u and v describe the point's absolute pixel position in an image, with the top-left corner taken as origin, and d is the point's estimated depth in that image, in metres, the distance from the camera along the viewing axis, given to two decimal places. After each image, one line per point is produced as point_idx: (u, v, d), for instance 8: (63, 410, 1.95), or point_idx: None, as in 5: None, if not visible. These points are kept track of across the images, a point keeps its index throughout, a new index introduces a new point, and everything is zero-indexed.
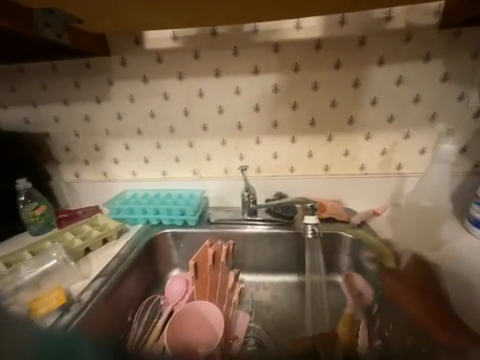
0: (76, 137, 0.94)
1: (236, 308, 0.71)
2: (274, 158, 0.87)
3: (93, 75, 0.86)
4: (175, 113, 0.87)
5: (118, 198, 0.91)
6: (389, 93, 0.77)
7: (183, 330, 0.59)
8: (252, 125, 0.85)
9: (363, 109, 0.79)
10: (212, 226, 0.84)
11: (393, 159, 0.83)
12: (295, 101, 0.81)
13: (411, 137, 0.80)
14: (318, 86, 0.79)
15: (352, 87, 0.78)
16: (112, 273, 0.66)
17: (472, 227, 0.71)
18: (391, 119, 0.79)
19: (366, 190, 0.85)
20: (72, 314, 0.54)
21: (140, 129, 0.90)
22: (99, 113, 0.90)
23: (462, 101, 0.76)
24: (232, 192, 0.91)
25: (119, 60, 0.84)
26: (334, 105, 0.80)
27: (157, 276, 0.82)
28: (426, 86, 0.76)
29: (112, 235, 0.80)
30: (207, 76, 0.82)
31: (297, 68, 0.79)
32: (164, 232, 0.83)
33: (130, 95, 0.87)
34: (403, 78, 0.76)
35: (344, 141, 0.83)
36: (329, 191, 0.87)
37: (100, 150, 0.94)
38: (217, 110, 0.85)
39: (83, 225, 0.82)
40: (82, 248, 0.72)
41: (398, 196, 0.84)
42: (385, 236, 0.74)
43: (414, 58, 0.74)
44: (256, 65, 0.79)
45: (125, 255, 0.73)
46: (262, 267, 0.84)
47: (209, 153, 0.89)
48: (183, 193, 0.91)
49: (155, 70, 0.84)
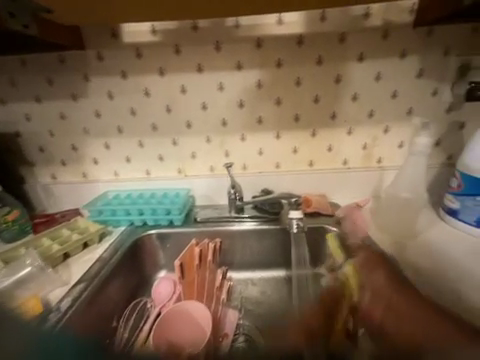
0: (51, 136, 0.88)
1: (224, 306, 0.70)
2: (260, 155, 0.87)
3: (67, 70, 0.82)
4: (157, 110, 0.84)
5: (100, 200, 0.87)
6: (368, 89, 0.80)
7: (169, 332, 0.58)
8: (237, 123, 0.84)
9: (344, 104, 0.81)
10: (199, 225, 0.83)
11: (374, 153, 0.85)
12: (279, 97, 0.81)
13: (390, 131, 0.83)
14: (301, 82, 0.80)
15: (334, 83, 0.79)
16: (94, 277, 0.63)
17: (446, 216, 0.75)
18: (371, 115, 0.82)
19: (349, 184, 0.87)
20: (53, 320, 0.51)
21: (121, 126, 0.86)
22: (75, 111, 0.85)
23: (435, 96, 0.79)
24: (218, 190, 0.90)
25: (96, 54, 0.80)
26: (317, 101, 0.81)
27: (143, 279, 0.79)
28: (403, 82, 0.79)
29: (93, 239, 0.76)
30: (189, 72, 0.80)
31: (280, 64, 0.79)
32: (149, 233, 0.81)
33: (108, 91, 0.83)
34: (382, 74, 0.78)
35: (327, 136, 0.85)
36: (314, 186, 0.88)
37: (78, 149, 0.89)
38: (201, 106, 0.83)
39: (62, 229, 0.78)
40: (60, 253, 0.69)
41: (379, 189, 0.87)
42: (368, 228, 0.77)
43: (391, 55, 0.77)
44: (239, 60, 0.79)
45: (109, 258, 0.70)
46: (250, 263, 0.84)
47: (194, 151, 0.87)
48: (168, 192, 0.89)
49: (134, 66, 0.80)
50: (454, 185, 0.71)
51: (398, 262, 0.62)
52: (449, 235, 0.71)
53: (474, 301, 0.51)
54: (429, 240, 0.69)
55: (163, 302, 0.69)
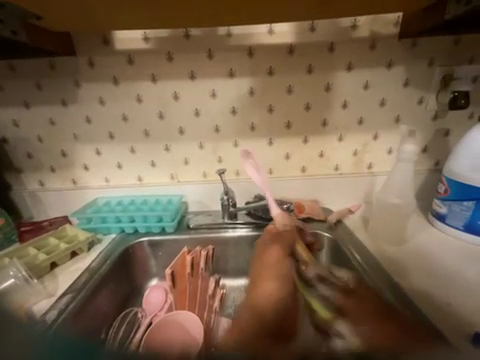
0: (39, 142, 0.86)
1: (218, 314, 0.67)
2: (253, 161, 0.88)
3: (58, 76, 0.81)
4: (150, 116, 0.84)
5: (89, 207, 0.85)
6: (357, 97, 0.82)
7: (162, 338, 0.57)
8: (230, 129, 0.85)
9: (335, 111, 0.83)
10: (192, 231, 0.82)
11: (364, 159, 0.87)
12: (271, 104, 0.83)
13: (379, 138, 0.85)
14: (292, 90, 0.81)
15: (325, 91, 0.81)
16: (82, 287, 0.62)
17: (436, 221, 0.77)
18: (361, 122, 0.84)
19: (341, 190, 0.89)
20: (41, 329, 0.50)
21: (112, 132, 0.85)
22: (65, 117, 0.84)
23: (421, 104, 0.82)
24: (212, 196, 0.89)
25: (87, 60, 0.79)
26: (308, 108, 0.83)
27: (134, 288, 0.78)
28: (390, 91, 0.81)
29: (82, 247, 0.75)
30: (182, 79, 0.81)
31: (271, 72, 0.80)
32: (140, 241, 0.79)
33: (100, 97, 0.82)
34: (370, 83, 0.81)
35: (318, 142, 0.86)
36: (307, 192, 0.89)
37: (67, 155, 0.87)
38: (193, 112, 0.83)
39: (49, 238, 0.76)
40: (46, 263, 0.67)
41: (370, 195, 0.89)
42: (359, 234, 0.77)
43: (378, 64, 0.79)
44: (232, 68, 0.80)
45: (98, 268, 0.68)
46: (244, 270, 0.83)
47: (187, 157, 0.87)
48: (160, 199, 0.88)
49: (126, 72, 0.80)
50: (441, 191, 0.74)
51: (390, 268, 0.63)
52: (438, 239, 0.73)
53: (462, 305, 0.52)
54: (418, 245, 0.71)
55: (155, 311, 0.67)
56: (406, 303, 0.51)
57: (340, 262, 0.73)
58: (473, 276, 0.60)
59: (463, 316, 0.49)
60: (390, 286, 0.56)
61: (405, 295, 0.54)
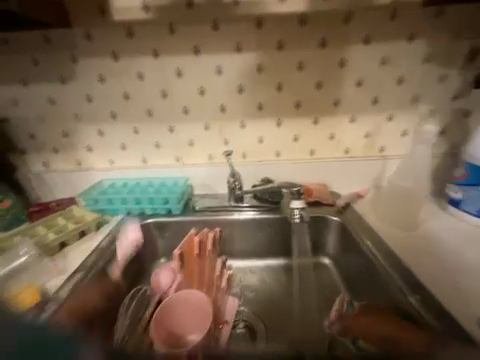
0: (41, 123, 0.84)
1: (224, 293, 0.70)
2: (260, 143, 0.84)
3: (55, 51, 0.76)
4: (152, 95, 0.80)
5: (95, 188, 0.85)
6: (374, 74, 0.76)
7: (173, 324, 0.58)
8: (236, 109, 0.81)
9: (348, 90, 0.78)
10: (198, 214, 0.82)
11: (376, 142, 0.83)
12: (280, 82, 0.78)
13: (394, 119, 0.80)
14: (304, 66, 0.76)
15: (338, 67, 0.76)
16: (93, 266, 0.63)
17: (448, 206, 0.74)
18: (376, 101, 0.79)
19: (351, 174, 0.86)
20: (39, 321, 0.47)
21: (114, 112, 0.82)
22: (65, 96, 0.81)
23: (443, 82, 0.76)
24: (217, 179, 0.88)
25: (84, 33, 0.75)
26: (320, 86, 0.78)
27: (142, 268, 0.79)
28: (410, 67, 0.75)
29: (90, 228, 0.75)
30: (185, 54, 0.75)
31: (281, 46, 0.74)
32: (147, 223, 0.79)
33: (100, 74, 0.78)
34: (389, 58, 0.74)
35: (328, 124, 0.82)
36: (315, 175, 0.86)
37: (70, 136, 0.85)
38: (198, 91, 0.79)
39: (57, 218, 0.76)
40: (56, 242, 0.67)
41: (380, 179, 0.86)
42: (368, 219, 0.76)
43: (399, 37, 0.73)
44: (239, 41, 0.74)
45: (107, 248, 0.69)
46: (250, 252, 0.83)
47: (192, 139, 0.84)
48: (166, 181, 0.86)
49: (126, 46, 0.75)
50: (458, 175, 0.71)
51: (399, 252, 0.62)
52: (449, 225, 0.71)
53: (472, 290, 0.51)
54: (429, 230, 0.69)
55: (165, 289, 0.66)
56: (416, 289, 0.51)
57: (348, 246, 0.73)
58: None
59: (473, 301, 0.49)
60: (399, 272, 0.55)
61: (414, 280, 0.53)
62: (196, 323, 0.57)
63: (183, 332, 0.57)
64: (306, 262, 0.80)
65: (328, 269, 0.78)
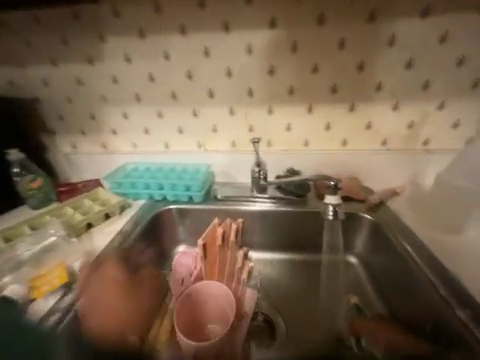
0: (69, 103, 0.85)
1: (244, 285, 0.67)
2: (288, 131, 0.78)
3: (83, 29, 0.75)
4: (177, 76, 0.76)
5: (119, 172, 0.85)
6: (427, 53, 0.66)
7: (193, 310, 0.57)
8: (264, 93, 0.75)
9: (394, 72, 0.68)
10: (220, 203, 0.79)
11: (421, 134, 0.74)
12: (316, 63, 0.70)
13: (446, 108, 0.70)
14: (344, 45, 0.67)
15: (385, 45, 0.66)
16: (117, 249, 0.63)
17: None
18: (426, 86, 0.69)
19: (388, 168, 0.77)
20: (55, 321, 0.45)
21: (139, 94, 0.80)
22: (92, 76, 0.80)
23: None
24: (240, 167, 0.84)
25: (111, 10, 0.72)
26: (361, 68, 0.69)
27: (162, 253, 0.79)
28: (474, 45, 0.64)
29: (114, 211, 0.75)
30: (214, 31, 0.70)
31: (321, 21, 0.66)
32: (169, 208, 0.78)
33: (126, 54, 0.76)
34: (448, 35, 0.64)
35: (366, 112, 0.73)
36: (346, 169, 0.79)
37: (96, 118, 0.85)
38: (225, 73, 0.74)
39: (83, 199, 0.78)
40: (84, 223, 0.69)
41: (422, 176, 0.77)
42: (406, 218, 0.68)
43: (465, 8, 0.61)
44: (273, 16, 0.67)
45: (130, 231, 0.69)
46: (271, 245, 0.80)
47: (215, 124, 0.81)
48: (188, 167, 0.84)
49: (153, 24, 0.72)
50: None
51: (444, 258, 0.55)
52: None
53: None
54: None
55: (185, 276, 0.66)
56: (466, 303, 0.44)
57: (381, 247, 0.67)
58: None
59: None
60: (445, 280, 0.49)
61: (463, 291, 0.46)
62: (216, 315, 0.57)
63: (203, 320, 0.58)
64: (337, 259, 0.75)
65: (355, 269, 0.73)
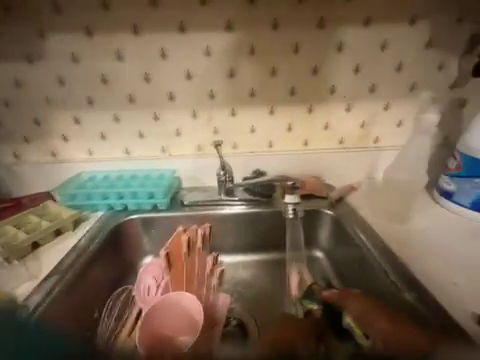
0: (7, 108, 0.75)
1: (216, 291, 0.66)
2: (252, 133, 0.79)
3: (20, 25, 0.67)
4: (134, 78, 0.72)
5: (72, 182, 0.78)
6: (371, 59, 0.72)
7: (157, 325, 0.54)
8: (226, 95, 0.75)
9: (345, 75, 0.74)
10: (187, 208, 0.77)
11: (372, 132, 0.80)
12: (274, 66, 0.72)
13: (391, 109, 0.78)
14: (299, 49, 0.71)
15: (336, 51, 0.71)
16: (70, 269, 0.57)
17: (441, 198, 0.74)
18: (373, 89, 0.75)
19: (345, 165, 0.83)
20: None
21: (92, 97, 0.74)
22: (34, 77, 0.72)
23: (441, 70, 0.74)
24: (207, 171, 0.82)
25: (53, 5, 0.66)
26: (316, 72, 0.73)
27: (126, 267, 0.74)
28: (409, 52, 0.72)
29: (67, 226, 0.68)
30: (170, 32, 0.68)
31: (276, 26, 0.69)
32: (131, 219, 0.73)
33: (73, 54, 0.70)
34: (387, 43, 0.71)
35: (323, 113, 0.78)
36: (309, 168, 0.83)
37: (42, 124, 0.77)
38: (184, 75, 0.72)
39: (29, 216, 0.69)
40: (28, 243, 0.60)
41: (375, 171, 0.83)
42: (363, 211, 0.74)
43: (399, 20, 0.69)
44: (230, 19, 0.68)
45: (86, 247, 0.63)
46: (241, 247, 0.80)
47: (178, 127, 0.78)
48: (150, 174, 0.80)
49: (103, 22, 0.67)
50: (453, 166, 0.69)
51: (396, 246, 0.60)
52: (443, 217, 0.69)
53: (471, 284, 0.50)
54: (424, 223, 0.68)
55: (151, 287, 0.63)
56: (415, 286, 0.49)
57: (342, 240, 0.71)
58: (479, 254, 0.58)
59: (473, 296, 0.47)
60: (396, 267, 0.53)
61: (412, 275, 0.51)
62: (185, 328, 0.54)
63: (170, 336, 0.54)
64: (299, 256, 0.72)
65: (322, 263, 0.76)
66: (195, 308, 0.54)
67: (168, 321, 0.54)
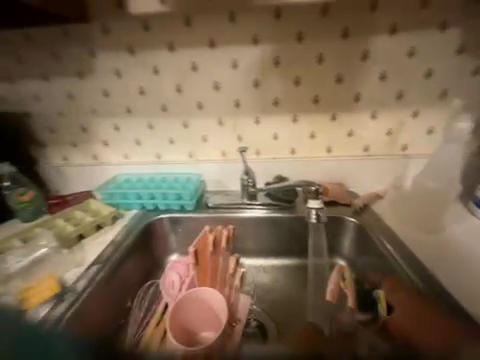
0: (60, 117, 0.86)
1: (237, 291, 0.69)
2: (274, 140, 0.82)
3: (74, 46, 0.78)
4: (167, 90, 0.80)
5: (111, 183, 0.86)
6: (399, 66, 0.71)
7: (185, 316, 0.58)
8: (251, 104, 0.79)
9: (370, 83, 0.73)
10: (211, 211, 0.81)
11: (399, 140, 0.78)
12: (297, 76, 0.75)
13: (420, 116, 0.75)
14: (323, 59, 0.72)
15: (360, 59, 0.72)
16: (108, 260, 0.63)
17: (477, 210, 0.69)
18: (400, 97, 0.74)
19: (370, 173, 0.81)
20: (50, 323, 0.47)
21: (130, 107, 0.83)
22: (83, 90, 0.82)
23: (476, 76, 0.70)
24: (230, 176, 0.87)
25: (101, 27, 0.75)
26: (340, 80, 0.74)
27: (155, 262, 0.80)
28: (440, 58, 0.70)
29: (106, 221, 0.76)
30: (201, 47, 0.74)
31: (300, 38, 0.71)
32: (160, 218, 0.80)
33: (116, 69, 0.79)
34: (416, 49, 0.69)
35: (348, 121, 0.78)
36: (331, 174, 0.83)
37: (87, 131, 0.87)
38: (212, 86, 0.78)
39: (75, 211, 0.78)
40: (74, 234, 0.69)
41: (402, 179, 0.81)
42: (388, 220, 0.72)
43: (429, 26, 0.68)
44: (256, 33, 0.72)
45: (121, 241, 0.70)
46: (262, 251, 0.82)
47: (205, 134, 0.83)
48: (179, 177, 0.86)
49: (143, 41, 0.75)
50: None
51: (422, 257, 0.58)
52: (477, 230, 0.65)
53: None
54: (456, 235, 0.64)
55: (175, 282, 0.69)
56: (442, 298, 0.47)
57: (365, 248, 0.70)
58: None
59: None
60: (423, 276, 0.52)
61: (439, 288, 0.49)
62: (210, 323, 0.58)
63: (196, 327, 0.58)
64: (322, 263, 0.74)
65: None
66: (221, 309, 0.57)
67: (194, 314, 0.58)
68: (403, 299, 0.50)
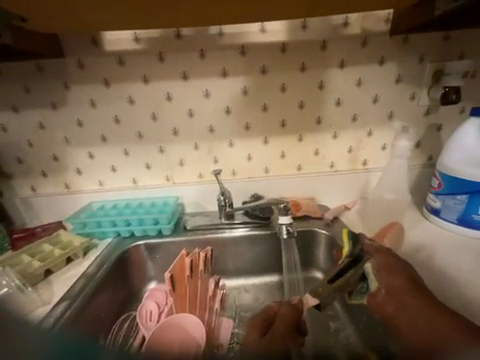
0: (30, 147, 0.85)
1: (218, 315, 0.69)
2: (248, 160, 0.87)
3: (47, 79, 0.79)
4: (142, 117, 0.83)
5: (83, 212, 0.84)
6: (350, 93, 0.82)
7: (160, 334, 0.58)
8: (224, 129, 0.84)
9: (328, 108, 0.83)
10: (189, 233, 0.81)
11: (359, 156, 0.88)
12: (265, 103, 0.82)
13: (373, 134, 0.86)
14: (286, 88, 0.81)
15: (318, 88, 0.81)
16: (78, 294, 0.60)
17: (430, 215, 0.78)
18: (355, 119, 0.84)
19: (337, 187, 0.89)
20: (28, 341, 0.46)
21: (105, 135, 0.84)
22: (55, 120, 0.82)
23: (413, 100, 0.83)
24: (208, 197, 0.89)
25: (76, 62, 0.78)
26: (302, 106, 0.83)
27: (132, 293, 0.77)
28: (382, 87, 0.82)
29: (77, 253, 0.73)
30: (174, 79, 0.80)
31: (264, 71, 0.80)
32: (137, 245, 0.78)
33: (91, 99, 0.81)
34: (363, 80, 0.81)
35: (313, 140, 0.86)
36: (303, 190, 0.89)
37: (59, 160, 0.86)
38: (187, 113, 0.82)
39: (42, 244, 0.74)
40: (41, 270, 0.64)
41: (366, 191, 0.89)
42: (356, 230, 0.78)
43: (371, 61, 0.80)
44: (225, 67, 0.79)
45: (93, 273, 0.67)
46: (242, 270, 0.83)
47: (182, 158, 0.86)
48: (156, 201, 0.87)
49: (117, 74, 0.79)
50: (435, 185, 0.75)
51: None
52: (432, 234, 0.73)
53: (460, 298, 0.52)
54: (414, 240, 0.72)
55: (153, 312, 0.67)
56: (424, 289, 0.47)
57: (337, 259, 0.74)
58: (467, 268, 0.61)
59: (460, 306, 0.50)
60: (413, 268, 0.52)
61: None
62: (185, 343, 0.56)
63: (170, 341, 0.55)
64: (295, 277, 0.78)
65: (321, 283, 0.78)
66: (197, 324, 0.59)
67: (171, 333, 0.58)
68: (396, 283, 0.48)
